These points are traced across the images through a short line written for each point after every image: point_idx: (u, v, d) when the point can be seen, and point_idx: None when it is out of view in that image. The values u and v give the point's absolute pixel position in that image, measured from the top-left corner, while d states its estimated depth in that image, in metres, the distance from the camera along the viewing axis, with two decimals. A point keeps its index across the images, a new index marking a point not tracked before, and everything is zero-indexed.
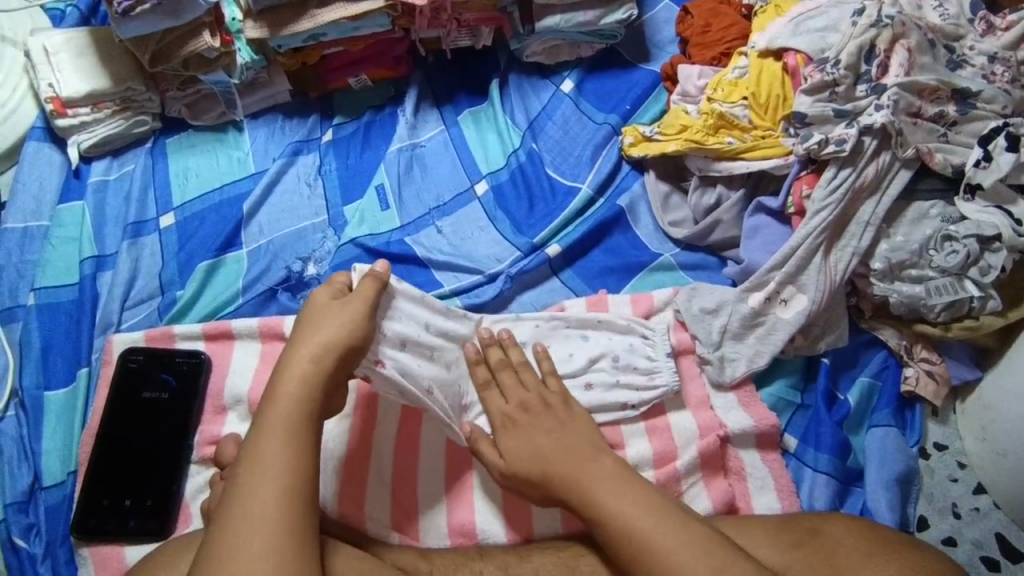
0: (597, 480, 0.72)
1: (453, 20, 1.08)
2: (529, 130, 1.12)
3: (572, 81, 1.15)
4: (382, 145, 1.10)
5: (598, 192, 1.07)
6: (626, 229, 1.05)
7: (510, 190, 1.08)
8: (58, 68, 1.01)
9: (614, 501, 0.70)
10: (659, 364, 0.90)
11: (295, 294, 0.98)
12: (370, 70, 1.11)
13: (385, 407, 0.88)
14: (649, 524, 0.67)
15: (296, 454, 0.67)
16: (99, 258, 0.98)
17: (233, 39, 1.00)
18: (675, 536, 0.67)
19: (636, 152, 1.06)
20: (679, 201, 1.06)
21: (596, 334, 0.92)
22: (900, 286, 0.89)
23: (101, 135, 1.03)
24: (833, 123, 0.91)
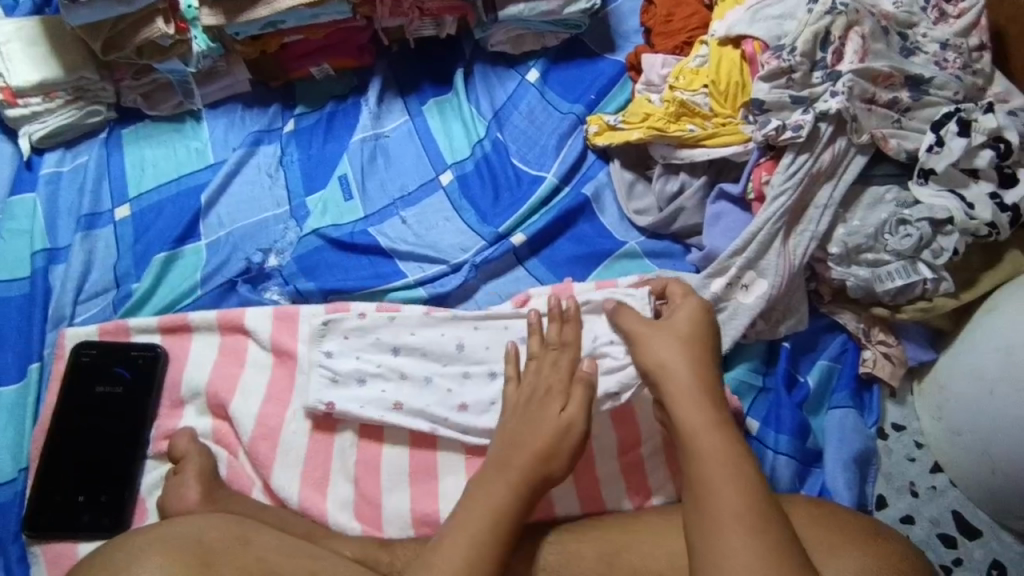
0: (713, 433, 0.73)
1: (415, 9, 1.07)
2: (494, 120, 1.12)
3: (537, 71, 1.15)
4: (346, 135, 1.09)
5: (563, 180, 1.07)
6: (591, 218, 1.05)
7: (475, 180, 1.07)
8: (6, 56, 0.98)
9: (720, 453, 0.71)
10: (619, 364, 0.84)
11: (255, 286, 0.97)
12: (332, 59, 1.10)
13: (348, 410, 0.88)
14: (747, 489, 0.69)
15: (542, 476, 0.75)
16: (51, 251, 0.96)
17: (189, 26, 0.98)
18: (761, 512, 0.67)
19: (600, 141, 1.06)
20: (643, 189, 1.06)
21: None
22: (856, 270, 0.91)
23: (52, 126, 1.01)
24: (790, 110, 0.92)
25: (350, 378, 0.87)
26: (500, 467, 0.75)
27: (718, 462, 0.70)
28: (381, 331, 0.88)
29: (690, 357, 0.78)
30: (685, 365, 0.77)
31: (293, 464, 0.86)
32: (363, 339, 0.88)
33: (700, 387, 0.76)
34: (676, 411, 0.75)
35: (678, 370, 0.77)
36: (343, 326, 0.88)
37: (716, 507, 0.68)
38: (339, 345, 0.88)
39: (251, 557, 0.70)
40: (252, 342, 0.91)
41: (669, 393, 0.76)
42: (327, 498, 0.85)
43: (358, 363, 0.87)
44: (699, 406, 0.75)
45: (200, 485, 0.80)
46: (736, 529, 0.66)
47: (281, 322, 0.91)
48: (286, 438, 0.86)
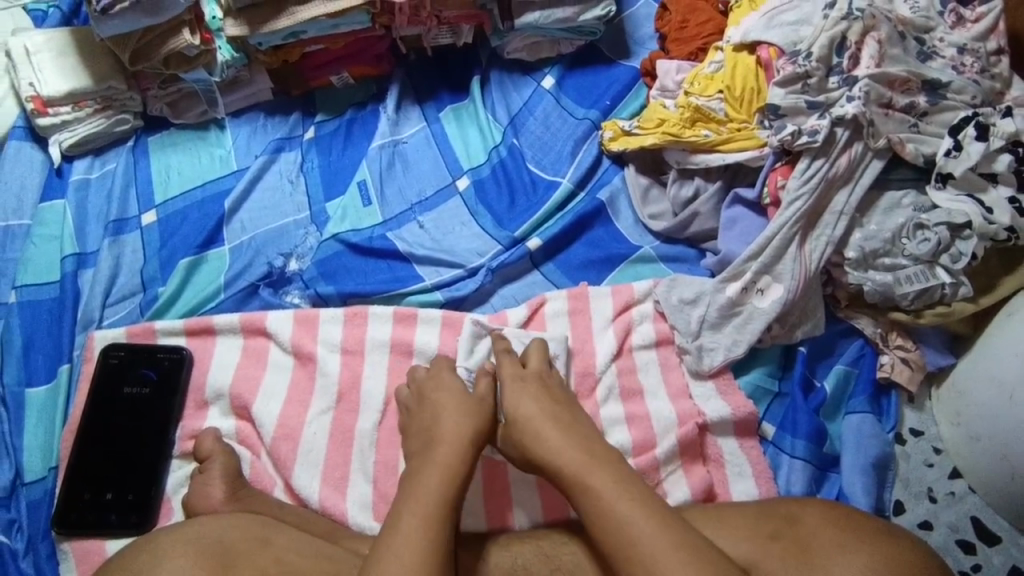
0: (587, 464, 0.73)
1: (433, 18, 1.09)
2: (510, 126, 1.15)
3: (553, 77, 1.19)
4: (364, 142, 1.11)
5: (579, 185, 1.10)
6: (606, 222, 1.07)
7: (491, 185, 1.10)
8: (38, 67, 1.00)
9: (583, 480, 0.72)
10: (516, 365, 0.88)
11: (277, 290, 0.99)
12: (351, 68, 1.12)
13: (365, 416, 0.90)
14: (637, 504, 0.69)
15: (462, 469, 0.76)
16: (80, 255, 0.98)
17: (214, 36, 1.00)
18: (659, 519, 0.68)
19: (616, 147, 1.09)
20: (658, 194, 1.08)
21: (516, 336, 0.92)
22: (873, 274, 0.90)
23: (82, 134, 1.03)
24: (806, 114, 0.92)
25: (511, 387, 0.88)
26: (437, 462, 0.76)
27: (583, 498, 0.71)
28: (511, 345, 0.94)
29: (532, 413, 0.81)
30: (545, 426, 0.78)
31: (313, 464, 0.87)
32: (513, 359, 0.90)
33: (567, 432, 0.77)
34: (546, 462, 0.76)
35: (537, 428, 0.78)
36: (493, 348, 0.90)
37: (614, 535, 0.68)
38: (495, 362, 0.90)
39: (270, 559, 0.72)
40: (273, 344, 0.94)
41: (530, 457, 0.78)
42: (347, 498, 0.86)
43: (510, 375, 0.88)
44: (562, 453, 0.75)
45: (224, 484, 0.82)
46: (643, 549, 0.66)
47: (301, 324, 0.94)
48: (306, 439, 0.88)
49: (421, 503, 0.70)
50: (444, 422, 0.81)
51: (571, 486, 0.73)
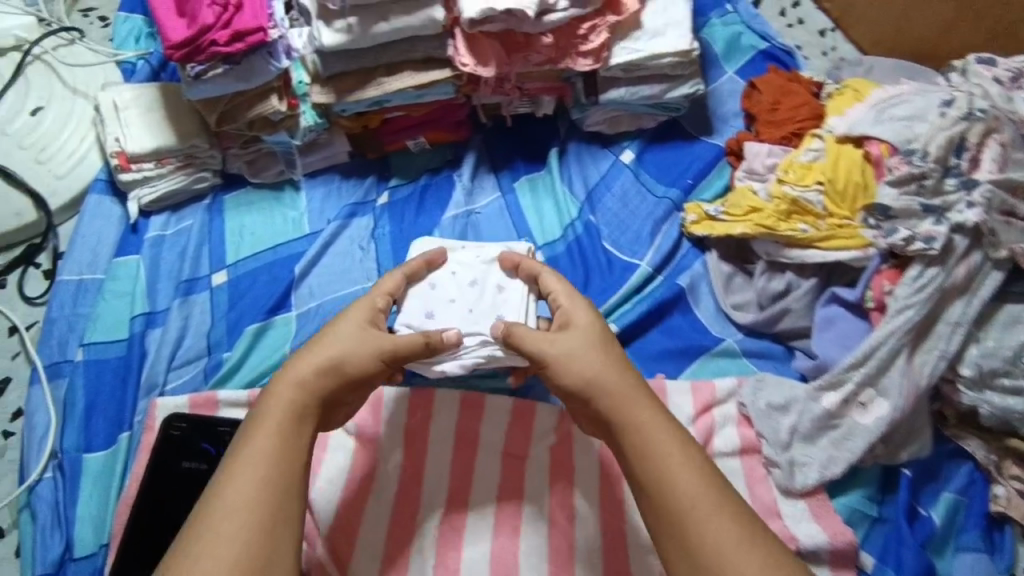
0: (659, 426, 0.67)
1: (516, 90, 1.07)
2: (587, 202, 1.11)
3: (632, 152, 1.15)
4: (437, 210, 1.08)
5: (657, 269, 1.04)
6: (685, 310, 1.02)
7: (565, 263, 1.06)
8: (126, 123, 1.00)
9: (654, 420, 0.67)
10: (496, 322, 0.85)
11: None
12: (429, 134, 1.11)
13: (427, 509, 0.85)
14: (692, 454, 0.66)
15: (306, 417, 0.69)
16: (149, 314, 0.96)
17: (299, 102, 0.99)
18: (720, 494, 0.63)
19: (699, 231, 1.04)
20: (742, 283, 1.03)
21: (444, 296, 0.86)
22: (991, 395, 0.83)
23: (162, 191, 1.02)
24: (919, 217, 0.87)
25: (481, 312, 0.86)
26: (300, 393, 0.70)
27: (643, 435, 0.67)
28: (477, 273, 0.88)
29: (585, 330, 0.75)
30: (610, 367, 0.72)
31: (372, 561, 0.82)
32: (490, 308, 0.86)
33: (642, 390, 0.70)
34: (610, 407, 0.69)
35: (604, 371, 0.71)
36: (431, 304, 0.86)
37: (676, 495, 0.63)
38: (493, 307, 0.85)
39: None
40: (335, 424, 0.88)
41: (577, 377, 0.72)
42: None
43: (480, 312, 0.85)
44: (642, 406, 0.69)
45: None
46: (696, 512, 0.62)
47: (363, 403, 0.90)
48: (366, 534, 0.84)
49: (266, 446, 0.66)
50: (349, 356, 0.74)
51: (634, 435, 0.67)
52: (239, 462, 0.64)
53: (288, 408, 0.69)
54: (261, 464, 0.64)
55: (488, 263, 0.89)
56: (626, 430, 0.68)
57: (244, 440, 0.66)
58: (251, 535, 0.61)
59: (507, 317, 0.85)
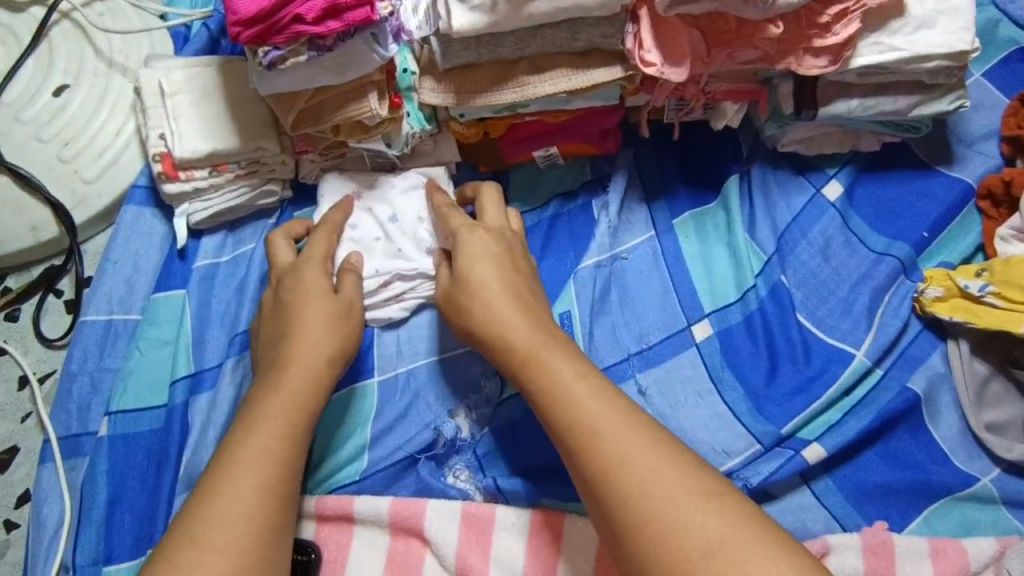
0: (565, 357, 0.58)
1: (699, 94, 0.76)
2: (776, 254, 0.80)
3: (840, 184, 0.84)
4: (571, 251, 0.81)
5: (878, 362, 0.74)
6: (915, 428, 0.72)
7: (743, 341, 0.77)
8: (173, 114, 0.75)
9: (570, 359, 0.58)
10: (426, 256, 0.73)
11: (440, 466, 0.71)
12: (564, 145, 0.82)
13: None
14: (606, 396, 0.56)
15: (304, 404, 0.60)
16: (194, 376, 0.73)
17: (403, 100, 0.71)
18: (641, 435, 0.53)
19: (942, 312, 0.74)
20: (999, 392, 0.73)
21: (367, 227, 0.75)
22: None
23: (217, 207, 0.77)
24: None
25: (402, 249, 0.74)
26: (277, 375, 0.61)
27: (552, 378, 0.57)
28: (400, 206, 0.76)
29: (502, 262, 0.65)
30: (517, 307, 0.62)
31: None
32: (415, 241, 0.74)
33: (534, 318, 0.62)
34: (505, 340, 0.60)
35: (492, 298, 0.62)
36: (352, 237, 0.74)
37: (578, 418, 0.55)
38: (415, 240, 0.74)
39: None
40: (432, 556, 0.67)
41: (476, 311, 0.62)
42: None
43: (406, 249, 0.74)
44: (526, 328, 0.61)
45: None
46: (612, 456, 0.52)
47: (469, 527, 0.67)
48: None
49: (269, 440, 0.58)
50: (314, 335, 0.63)
51: (531, 367, 0.59)
52: (224, 477, 0.55)
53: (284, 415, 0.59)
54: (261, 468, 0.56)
55: (411, 193, 0.77)
56: (524, 368, 0.59)
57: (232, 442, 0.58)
58: (253, 546, 0.53)
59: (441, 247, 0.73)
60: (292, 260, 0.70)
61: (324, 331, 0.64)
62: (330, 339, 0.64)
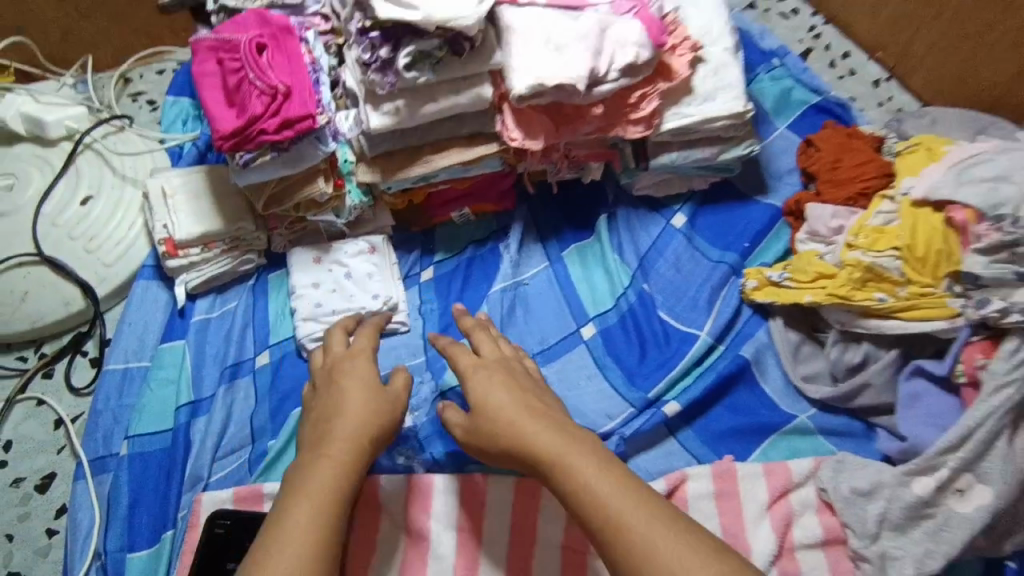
0: (587, 457, 0.70)
1: (564, 158, 1.04)
2: (639, 269, 1.06)
3: (684, 216, 1.11)
4: (484, 284, 1.06)
5: (718, 339, 0.99)
6: (752, 384, 0.95)
7: (619, 335, 1.01)
8: (174, 210, 1.00)
9: (593, 461, 0.69)
10: (371, 302, 1.00)
11: (391, 450, 0.90)
12: (473, 205, 1.08)
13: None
14: (628, 489, 0.67)
15: (342, 472, 0.73)
16: (194, 403, 0.95)
17: (345, 181, 0.98)
18: (665, 519, 0.64)
19: (760, 297, 0.98)
20: (811, 352, 0.96)
21: (325, 281, 1.01)
22: None
23: (208, 275, 1.01)
24: (1015, 286, 0.78)
25: (352, 297, 1.00)
26: (323, 450, 0.75)
27: (581, 483, 0.68)
28: (351, 266, 1.02)
29: (508, 383, 0.80)
30: (530, 417, 0.74)
31: None
32: (362, 290, 1.01)
33: (552, 424, 0.74)
34: (534, 448, 0.72)
35: (518, 418, 0.74)
36: (313, 289, 1.01)
37: (601, 509, 0.66)
38: (363, 290, 1.01)
39: None
40: (387, 521, 0.86)
41: (505, 431, 0.75)
42: None
43: (356, 297, 1.00)
44: (547, 429, 0.73)
45: None
46: (642, 542, 0.63)
47: (413, 494, 0.88)
48: None
49: (313, 496, 0.70)
50: (348, 413, 0.79)
51: (558, 470, 0.70)
52: (286, 527, 0.66)
53: (333, 484, 0.72)
54: (309, 511, 0.68)
55: (359, 254, 1.03)
56: (551, 469, 0.70)
57: (284, 510, 0.69)
58: None
59: (383, 295, 1.01)
60: (345, 349, 0.88)
61: (353, 412, 0.79)
62: (374, 423, 0.79)
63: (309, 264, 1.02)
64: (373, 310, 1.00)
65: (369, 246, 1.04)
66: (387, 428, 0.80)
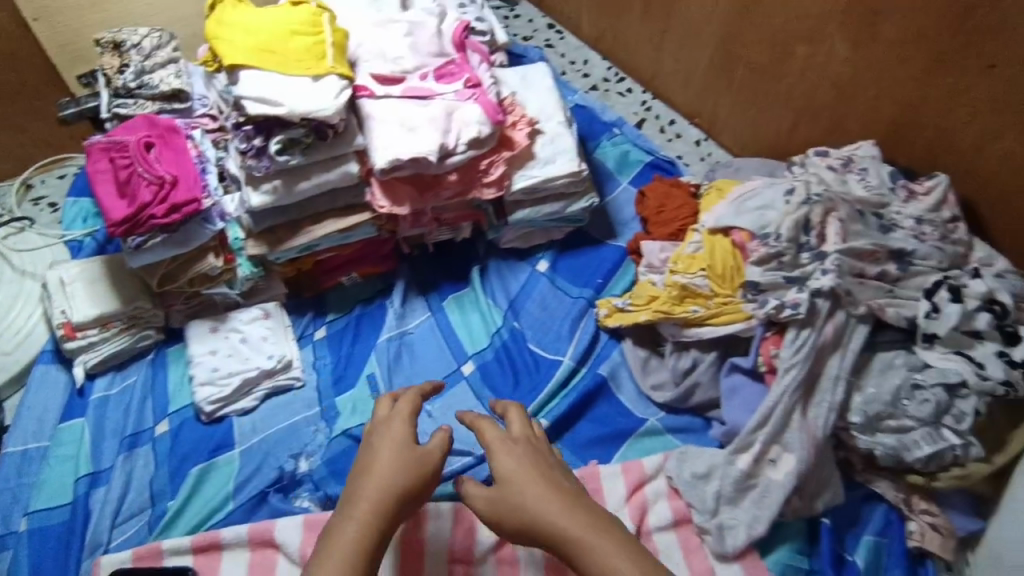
0: (608, 539, 0.67)
1: (434, 220, 1.19)
2: (509, 310, 1.21)
3: (546, 261, 1.28)
4: (372, 335, 1.17)
5: (579, 362, 1.14)
6: (609, 397, 1.11)
7: (495, 368, 1.15)
8: (71, 296, 1.08)
9: (614, 546, 0.66)
10: (264, 360, 1.09)
11: (287, 495, 0.99)
12: (360, 269, 1.22)
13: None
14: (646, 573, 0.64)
15: (367, 544, 0.67)
16: (93, 474, 1.00)
17: (235, 256, 1.09)
18: None
19: (611, 323, 1.15)
20: (657, 365, 1.12)
21: (221, 346, 1.10)
22: (882, 438, 0.92)
23: (107, 353, 1.08)
24: (785, 288, 0.99)
25: (246, 357, 1.09)
26: (348, 515, 0.68)
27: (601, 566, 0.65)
28: (245, 330, 1.12)
29: (540, 459, 0.74)
30: (554, 494, 0.70)
31: None
32: (256, 350, 1.10)
33: (575, 502, 0.70)
34: (558, 525, 0.68)
35: (545, 496, 0.70)
36: (210, 353, 1.09)
37: None
38: (256, 350, 1.10)
39: None
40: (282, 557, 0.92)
41: (530, 510, 0.70)
42: None
43: (250, 357, 1.09)
44: (575, 523, 0.68)
45: None
46: None
47: (309, 531, 0.92)
48: None
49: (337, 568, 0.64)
50: (374, 479, 0.71)
51: (579, 553, 0.67)
52: None
53: (360, 543, 0.67)
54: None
55: (253, 320, 1.13)
56: (573, 548, 0.67)
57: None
58: None
59: (275, 353, 1.10)
60: (386, 411, 0.79)
61: (382, 478, 0.71)
62: (402, 482, 0.72)
63: (205, 333, 1.11)
64: (265, 366, 1.08)
65: (263, 312, 1.14)
66: (413, 488, 0.73)
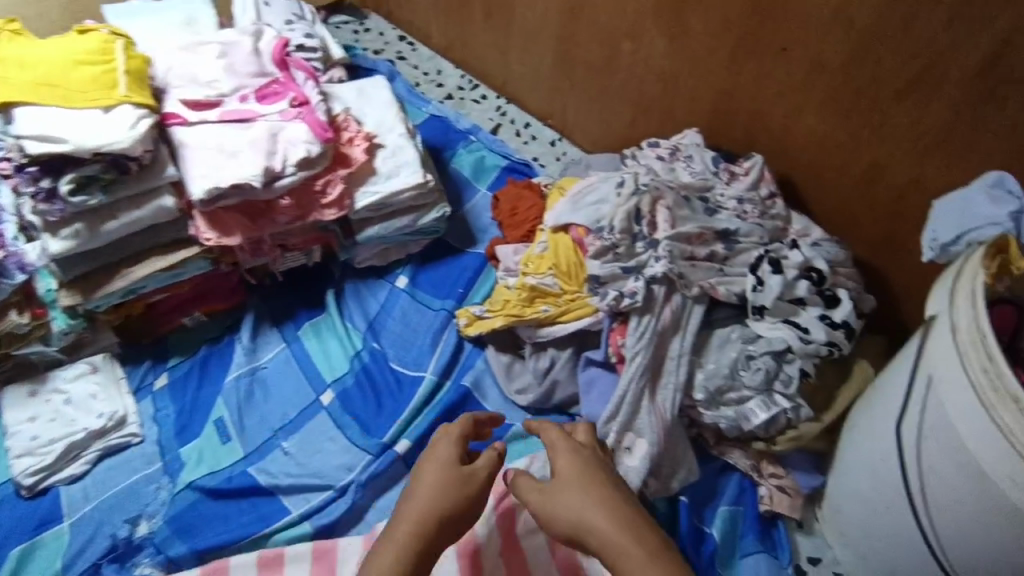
0: (656, 565, 0.60)
1: (277, 247, 1.13)
2: (369, 331, 1.17)
3: (406, 277, 1.24)
4: (221, 376, 1.10)
5: (443, 375, 1.11)
6: (475, 407, 1.10)
7: (356, 393, 1.09)
8: None
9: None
10: (91, 421, 1.01)
11: (123, 564, 0.92)
12: (205, 306, 1.14)
13: None
14: None
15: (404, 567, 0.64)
16: None
17: (47, 309, 1.00)
18: None
19: (472, 332, 1.13)
20: (520, 368, 1.12)
21: (42, 412, 1.02)
22: (725, 411, 0.96)
23: None
24: (624, 278, 1.01)
25: (71, 421, 1.01)
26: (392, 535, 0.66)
27: None
28: (69, 390, 1.04)
29: (599, 475, 0.69)
30: (610, 513, 0.65)
31: None
32: (82, 412, 1.02)
33: (634, 525, 0.64)
34: (604, 545, 0.63)
35: (598, 516, 0.64)
36: (29, 422, 1.01)
37: None
38: (83, 411, 1.02)
39: None
40: None
41: (581, 529, 0.65)
42: None
43: (76, 420, 1.01)
44: (628, 534, 0.63)
45: None
46: None
47: None
48: None
49: None
50: (425, 497, 0.69)
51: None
52: None
53: (396, 566, 0.64)
54: None
55: (78, 377, 1.05)
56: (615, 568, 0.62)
57: None
58: None
59: (103, 411, 1.02)
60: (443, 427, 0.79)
61: (437, 496, 0.69)
62: (447, 500, 0.69)
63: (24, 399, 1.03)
64: (92, 428, 1.01)
65: (88, 368, 1.06)
66: (462, 507, 0.70)
